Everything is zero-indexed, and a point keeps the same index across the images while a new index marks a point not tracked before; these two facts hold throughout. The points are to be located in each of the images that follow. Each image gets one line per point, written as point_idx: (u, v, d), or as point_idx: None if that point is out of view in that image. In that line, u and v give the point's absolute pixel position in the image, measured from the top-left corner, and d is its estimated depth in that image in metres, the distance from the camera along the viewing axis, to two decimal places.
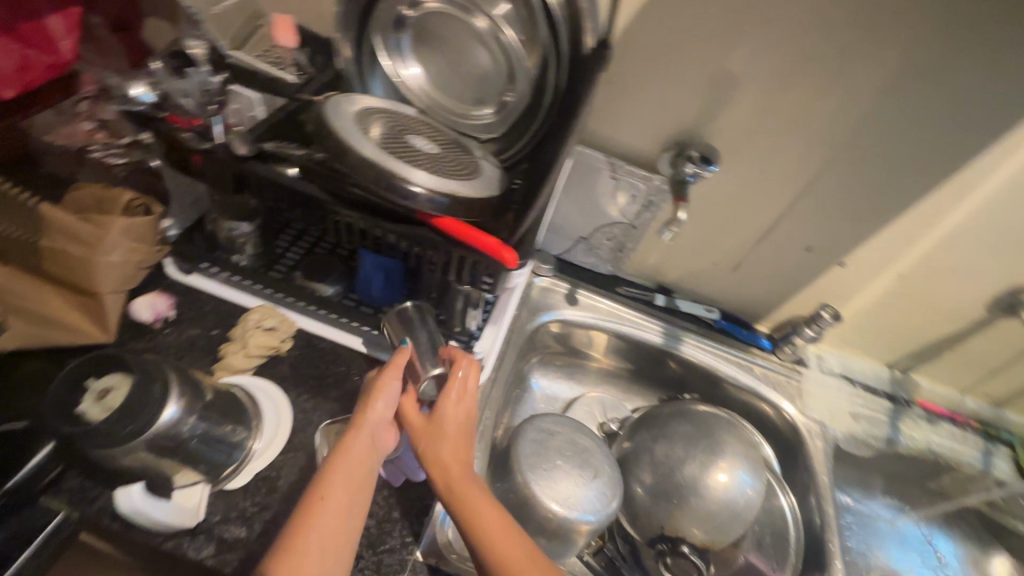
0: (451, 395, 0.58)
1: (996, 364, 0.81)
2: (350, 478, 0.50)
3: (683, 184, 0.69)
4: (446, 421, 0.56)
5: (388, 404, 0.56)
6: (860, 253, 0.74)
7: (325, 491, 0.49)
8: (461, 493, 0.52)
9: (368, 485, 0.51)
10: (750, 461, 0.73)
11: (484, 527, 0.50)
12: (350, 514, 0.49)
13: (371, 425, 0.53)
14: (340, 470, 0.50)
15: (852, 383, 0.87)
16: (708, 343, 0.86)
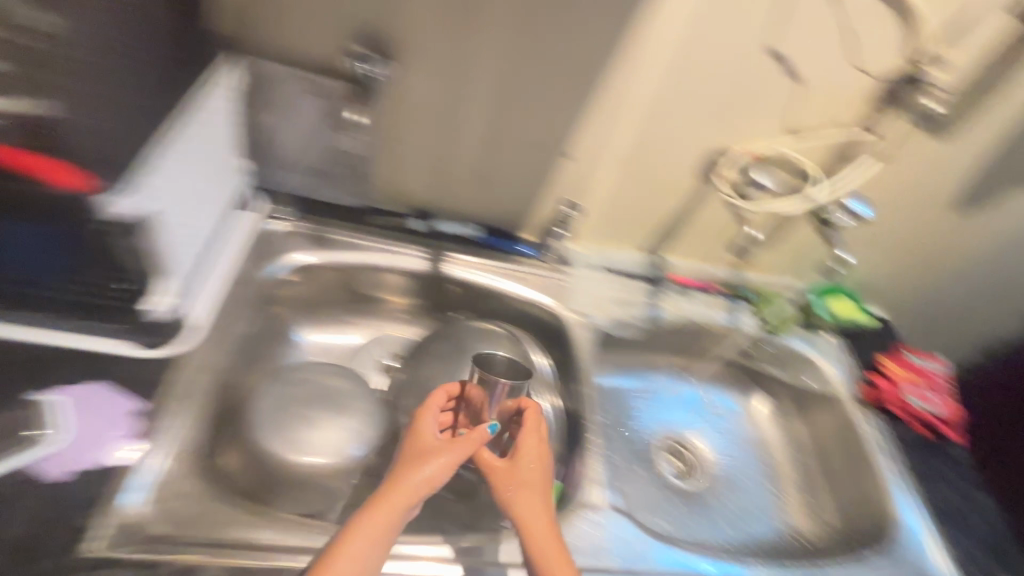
0: (528, 439, 0.64)
1: (723, 230, 0.89)
2: (384, 529, 0.54)
3: (360, 83, 0.70)
4: (524, 469, 0.62)
5: (430, 474, 0.58)
6: (577, 140, 0.76)
7: (347, 545, 0.52)
8: (529, 526, 0.57)
9: (387, 540, 0.54)
10: (503, 363, 0.73)
11: (535, 550, 0.56)
12: (377, 546, 0.53)
13: (447, 459, 0.59)
14: (363, 530, 0.53)
15: (613, 273, 0.92)
16: (472, 260, 0.85)
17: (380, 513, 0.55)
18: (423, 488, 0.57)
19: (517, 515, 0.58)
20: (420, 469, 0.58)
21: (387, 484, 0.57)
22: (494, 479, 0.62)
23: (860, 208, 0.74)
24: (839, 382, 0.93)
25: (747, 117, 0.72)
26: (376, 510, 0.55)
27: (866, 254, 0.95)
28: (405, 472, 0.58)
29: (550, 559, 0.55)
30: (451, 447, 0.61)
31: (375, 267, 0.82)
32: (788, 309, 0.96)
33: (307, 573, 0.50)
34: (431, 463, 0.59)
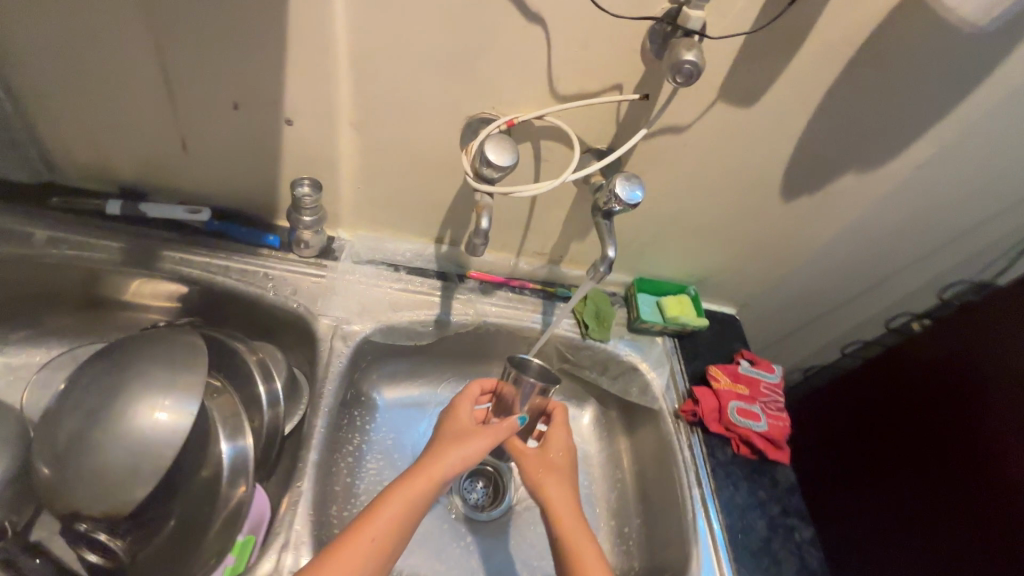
0: (558, 431, 0.71)
1: (522, 215, 0.74)
2: (416, 498, 0.56)
3: None
4: (555, 457, 0.68)
5: (479, 447, 0.62)
6: (292, 101, 0.58)
7: (376, 522, 0.54)
8: (557, 509, 0.62)
9: (420, 506, 0.57)
10: (168, 386, 0.55)
11: (565, 524, 0.61)
12: (410, 515, 0.56)
13: (448, 459, 0.60)
14: (407, 494, 0.56)
15: (393, 268, 0.77)
16: (197, 254, 0.69)
17: (410, 488, 0.57)
18: (426, 493, 0.57)
19: (548, 497, 0.64)
20: (443, 455, 0.60)
21: (424, 460, 0.60)
22: (527, 463, 0.67)
23: (632, 197, 0.57)
24: (660, 393, 0.81)
25: (499, 74, 0.56)
26: (416, 476, 0.58)
27: (700, 246, 0.81)
28: (444, 450, 0.61)
29: (578, 539, 0.59)
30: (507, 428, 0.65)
31: (49, 263, 0.63)
32: (610, 308, 0.84)
33: (373, 526, 0.54)
34: (478, 439, 0.62)
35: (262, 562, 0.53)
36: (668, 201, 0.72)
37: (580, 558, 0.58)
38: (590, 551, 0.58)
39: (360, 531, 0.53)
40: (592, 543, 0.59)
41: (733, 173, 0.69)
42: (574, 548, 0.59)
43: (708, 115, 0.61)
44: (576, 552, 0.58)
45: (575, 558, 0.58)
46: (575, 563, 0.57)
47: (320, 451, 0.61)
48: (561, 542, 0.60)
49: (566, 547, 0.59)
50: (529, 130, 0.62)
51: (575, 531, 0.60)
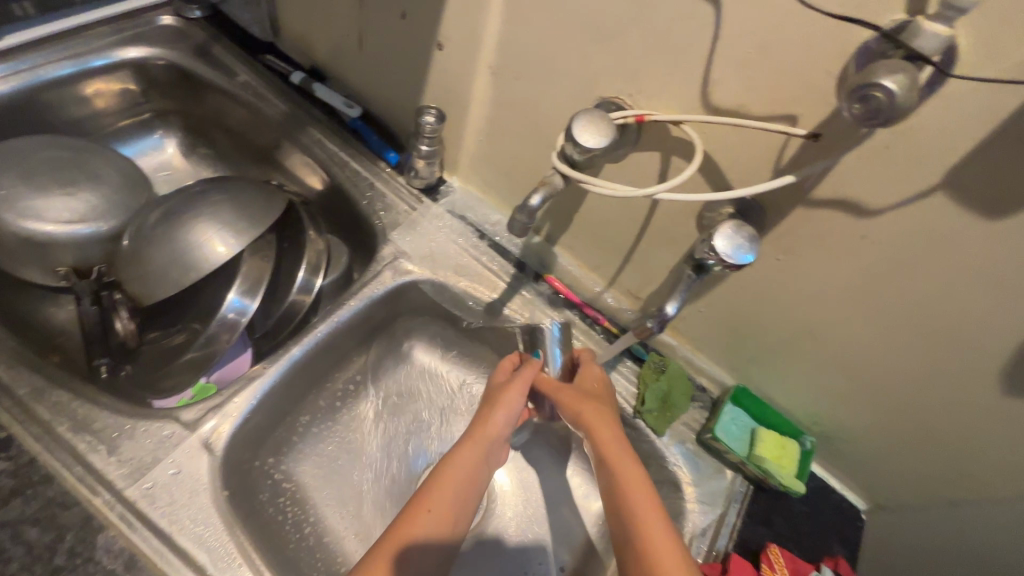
0: (589, 365, 0.62)
1: (625, 240, 0.62)
2: (470, 464, 0.55)
3: None
4: (586, 387, 0.60)
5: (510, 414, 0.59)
6: (447, 27, 0.58)
7: (437, 491, 0.53)
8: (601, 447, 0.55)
9: (477, 477, 0.55)
10: (228, 221, 0.61)
11: (613, 457, 0.53)
12: (465, 483, 0.54)
13: (492, 417, 0.59)
14: (460, 467, 0.55)
15: (478, 235, 0.72)
16: (331, 141, 0.74)
17: (461, 455, 0.56)
18: (474, 457, 0.56)
19: (587, 428, 0.56)
20: (489, 413, 0.59)
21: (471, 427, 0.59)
22: (561, 399, 0.59)
23: (739, 260, 0.42)
24: (689, 535, 0.61)
25: (645, 55, 0.46)
26: (466, 449, 0.56)
27: (842, 389, 0.58)
28: (486, 408, 0.60)
29: (628, 474, 0.52)
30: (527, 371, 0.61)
31: (236, 100, 0.76)
32: (685, 401, 0.66)
33: (436, 497, 0.52)
34: (514, 390, 0.60)
35: (189, 408, 0.53)
36: (815, 304, 0.53)
37: (634, 507, 0.49)
38: (636, 486, 0.51)
39: (420, 498, 0.52)
40: (642, 475, 0.52)
41: (930, 308, 0.46)
42: (619, 480, 0.52)
43: (916, 206, 0.41)
44: (625, 486, 0.51)
45: (624, 503, 0.50)
46: (627, 500, 0.50)
47: (304, 350, 0.61)
48: (613, 475, 0.52)
49: (617, 487, 0.51)
50: (661, 137, 0.50)
51: (625, 465, 0.52)
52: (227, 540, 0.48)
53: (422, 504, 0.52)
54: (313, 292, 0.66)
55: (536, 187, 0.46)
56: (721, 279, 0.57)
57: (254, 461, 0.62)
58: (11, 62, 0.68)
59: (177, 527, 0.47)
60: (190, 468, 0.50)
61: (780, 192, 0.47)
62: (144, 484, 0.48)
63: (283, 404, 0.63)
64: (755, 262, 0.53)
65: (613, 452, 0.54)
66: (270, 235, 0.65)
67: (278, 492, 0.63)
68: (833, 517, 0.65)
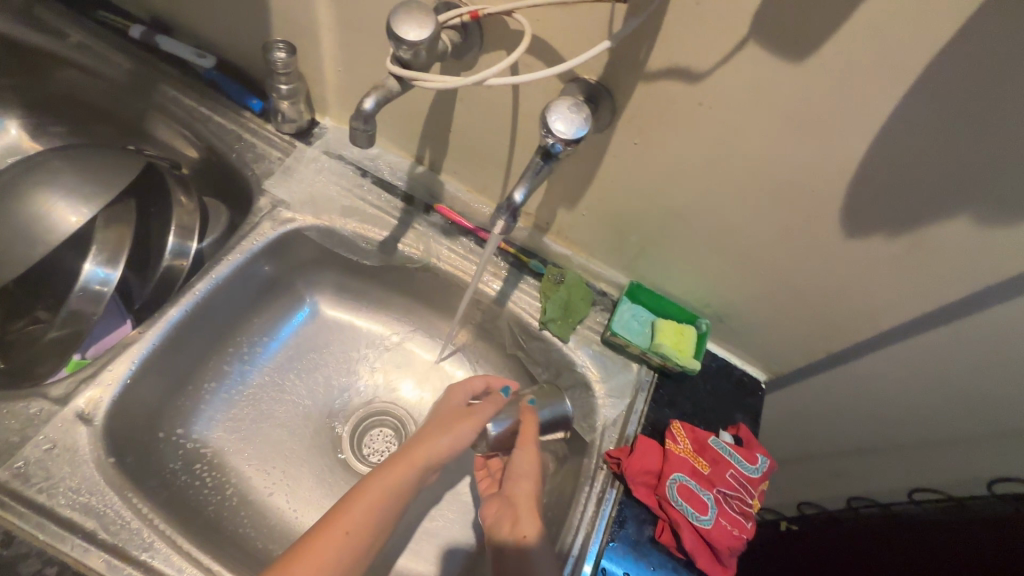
0: (526, 442, 0.60)
1: (500, 153, 0.62)
2: (397, 491, 0.49)
3: None
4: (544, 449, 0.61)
5: (451, 443, 0.54)
6: None
7: (355, 507, 0.47)
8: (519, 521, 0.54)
9: (401, 499, 0.49)
10: (74, 189, 0.56)
11: (526, 534, 0.53)
12: (389, 504, 0.48)
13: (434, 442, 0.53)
14: (385, 485, 0.49)
15: (361, 174, 0.70)
16: (188, 96, 0.70)
17: (394, 475, 0.50)
18: (406, 482, 0.50)
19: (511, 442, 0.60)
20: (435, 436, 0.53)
21: (411, 443, 0.53)
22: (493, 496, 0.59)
23: (575, 135, 0.43)
24: (601, 426, 0.64)
25: None
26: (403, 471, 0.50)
27: (720, 266, 0.61)
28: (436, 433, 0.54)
29: (522, 472, 0.58)
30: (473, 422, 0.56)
31: (72, 64, 0.69)
32: (585, 306, 0.68)
33: (351, 520, 0.46)
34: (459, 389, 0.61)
35: (57, 383, 0.50)
36: (678, 184, 0.54)
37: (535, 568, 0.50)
38: (524, 481, 0.58)
39: (335, 520, 0.46)
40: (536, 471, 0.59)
41: (771, 165, 0.48)
42: (511, 474, 0.58)
43: (736, 60, 0.42)
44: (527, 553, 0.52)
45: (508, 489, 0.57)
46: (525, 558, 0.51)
47: (184, 312, 0.58)
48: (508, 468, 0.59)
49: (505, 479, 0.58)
50: (500, 32, 0.49)
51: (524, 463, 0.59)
52: (118, 506, 0.46)
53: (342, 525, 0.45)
54: (190, 255, 0.63)
55: (369, 92, 0.44)
56: (593, 176, 0.58)
57: (158, 433, 0.60)
58: None
59: (58, 499, 0.45)
60: (67, 441, 0.48)
61: (619, 71, 0.47)
62: (16, 463, 0.46)
63: (177, 370, 0.61)
64: (617, 150, 0.54)
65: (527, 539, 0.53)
66: (130, 200, 0.61)
67: (191, 461, 0.61)
68: (736, 391, 0.70)
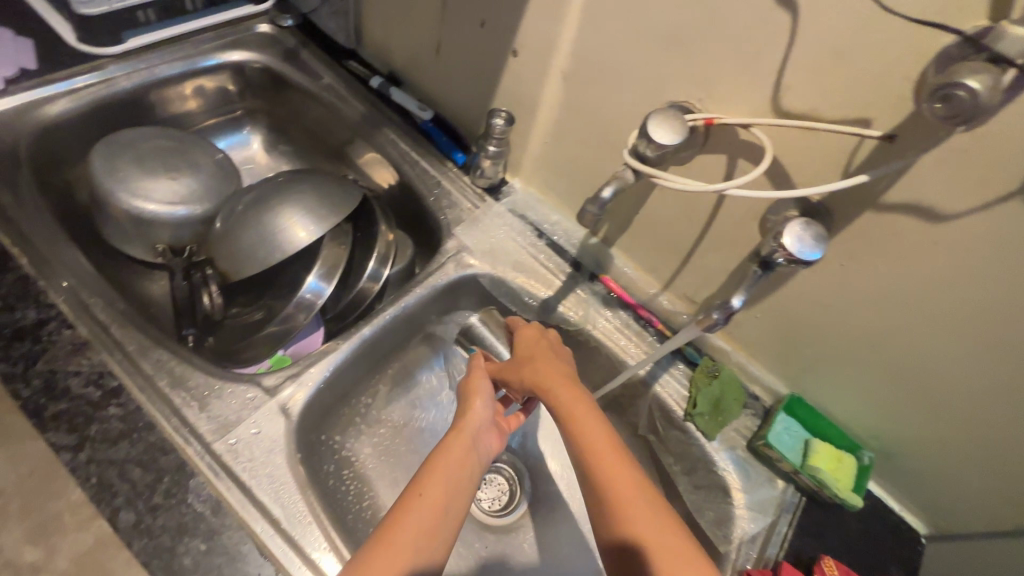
0: (524, 334, 0.62)
1: (685, 243, 0.64)
2: (416, 529, 0.45)
3: None
4: (538, 360, 0.58)
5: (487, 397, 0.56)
6: (524, 35, 0.62)
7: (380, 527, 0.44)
8: (574, 421, 0.51)
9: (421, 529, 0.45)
10: (311, 208, 0.66)
11: (582, 430, 0.50)
12: (418, 539, 0.44)
13: (436, 462, 0.49)
14: (404, 533, 0.44)
15: (537, 234, 0.75)
16: (404, 141, 0.79)
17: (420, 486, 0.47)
18: (425, 520, 0.45)
19: (553, 403, 0.53)
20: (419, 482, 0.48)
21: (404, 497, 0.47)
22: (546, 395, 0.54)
23: (807, 256, 0.43)
24: (738, 539, 0.61)
25: (718, 61, 0.49)
26: (447, 459, 0.50)
27: (906, 402, 0.57)
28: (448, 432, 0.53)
29: (595, 441, 0.49)
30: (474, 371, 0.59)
31: (320, 101, 0.82)
32: (736, 407, 0.66)
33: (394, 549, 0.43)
34: (478, 399, 0.56)
35: (270, 375, 0.57)
36: (881, 312, 0.52)
37: (608, 472, 0.47)
38: (615, 462, 0.47)
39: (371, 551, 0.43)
40: (602, 432, 0.50)
41: (1003, 319, 0.46)
42: (572, 425, 0.51)
43: (995, 211, 0.41)
44: (599, 460, 0.48)
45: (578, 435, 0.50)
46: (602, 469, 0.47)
47: (372, 330, 0.65)
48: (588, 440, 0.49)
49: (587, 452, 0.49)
50: (729, 140, 0.52)
51: (594, 428, 0.50)
52: (299, 499, 0.51)
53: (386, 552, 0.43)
54: (381, 280, 0.70)
55: (608, 182, 0.48)
56: (780, 284, 0.58)
57: (322, 436, 0.66)
58: (135, 62, 0.75)
59: (256, 481, 0.51)
60: (269, 429, 0.54)
61: (849, 195, 0.48)
62: (229, 439, 0.52)
63: (351, 381, 0.67)
64: (818, 266, 0.54)
65: (595, 441, 0.49)
66: (346, 225, 0.70)
67: (341, 465, 0.67)
68: (890, 538, 0.63)
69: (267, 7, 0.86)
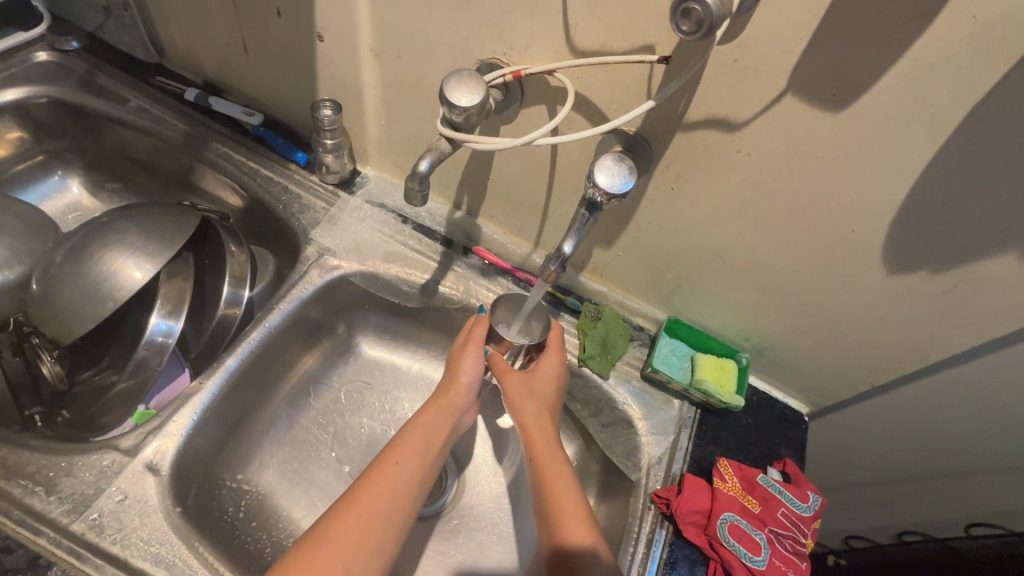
0: (550, 354, 0.62)
1: (538, 198, 0.64)
2: (355, 541, 0.46)
3: None
4: (539, 383, 0.60)
5: (471, 377, 0.61)
6: (323, 18, 0.58)
7: (318, 548, 0.45)
8: (538, 443, 0.57)
9: (365, 535, 0.47)
10: (139, 248, 0.60)
11: (543, 454, 0.56)
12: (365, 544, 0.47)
13: (410, 443, 0.55)
14: (345, 540, 0.46)
15: (401, 220, 0.73)
16: (237, 153, 0.74)
17: (375, 491, 0.50)
18: (378, 522, 0.48)
19: (524, 423, 0.58)
20: (380, 480, 0.51)
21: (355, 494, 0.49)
22: (524, 411, 0.59)
23: (621, 188, 0.45)
24: (645, 464, 0.64)
25: (507, 12, 0.48)
26: (399, 478, 0.51)
27: (760, 302, 0.61)
28: (425, 412, 0.59)
29: (557, 474, 0.55)
30: (471, 359, 0.62)
31: (131, 126, 0.74)
32: (623, 342, 0.69)
33: (358, 521, 0.48)
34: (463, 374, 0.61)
35: (127, 435, 0.52)
36: (716, 225, 0.55)
37: (559, 494, 0.53)
38: (570, 493, 0.54)
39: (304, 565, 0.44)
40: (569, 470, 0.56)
41: (810, 209, 0.50)
42: (539, 447, 0.57)
43: (774, 112, 0.44)
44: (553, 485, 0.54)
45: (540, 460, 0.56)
46: (553, 494, 0.53)
47: (239, 359, 0.61)
48: (538, 467, 0.56)
49: (540, 479, 0.55)
50: (541, 90, 0.52)
51: (552, 461, 0.56)
52: (185, 554, 0.48)
53: (348, 527, 0.47)
54: (243, 303, 0.66)
55: (424, 155, 0.47)
56: (628, 219, 0.60)
57: (217, 480, 0.62)
58: None
59: (130, 550, 0.47)
60: (137, 491, 0.50)
61: (657, 122, 0.49)
62: (90, 516, 0.48)
63: (230, 417, 0.63)
64: (653, 194, 0.56)
65: (554, 470, 0.55)
66: (188, 253, 0.65)
67: (245, 504, 0.63)
68: (779, 424, 0.69)
69: (42, 31, 0.76)
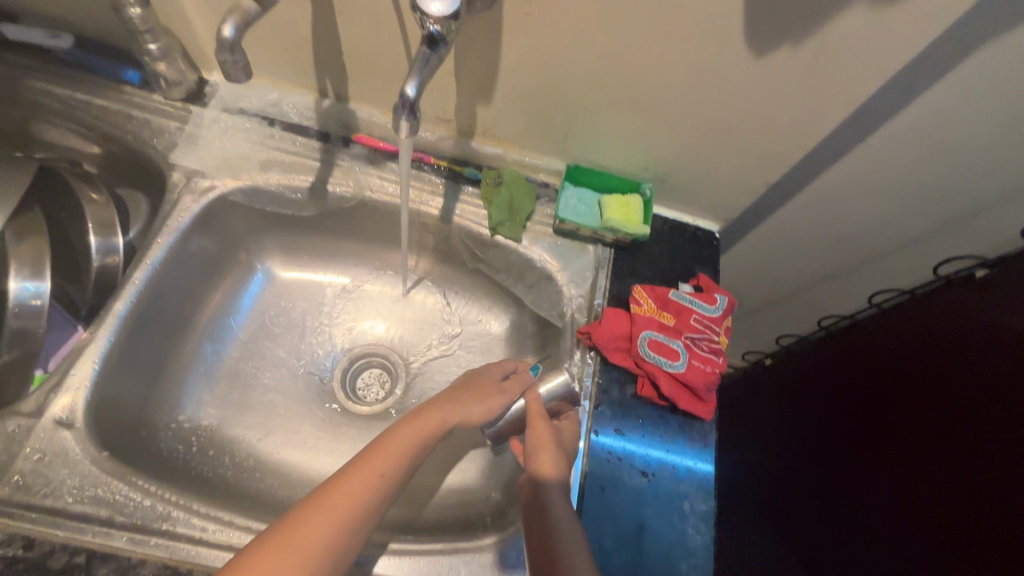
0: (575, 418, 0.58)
1: (400, 62, 0.58)
2: (323, 543, 0.43)
3: None
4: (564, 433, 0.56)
5: (486, 409, 0.56)
6: None
7: (285, 543, 0.42)
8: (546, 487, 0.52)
9: (336, 530, 0.44)
10: None
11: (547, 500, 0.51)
12: (332, 540, 0.43)
13: (403, 440, 0.51)
14: (313, 537, 0.43)
15: (267, 124, 0.67)
16: (56, 85, 0.64)
17: (352, 483, 0.46)
18: (347, 519, 0.45)
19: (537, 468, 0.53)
20: (360, 472, 0.47)
21: (333, 483, 0.46)
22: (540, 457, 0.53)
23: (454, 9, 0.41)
24: (569, 310, 0.66)
25: None
26: (378, 471, 0.48)
27: (648, 124, 0.60)
28: (422, 411, 0.54)
29: (558, 526, 0.49)
30: (497, 392, 0.57)
31: None
32: (530, 202, 0.68)
33: (331, 517, 0.44)
34: (480, 404, 0.56)
35: (27, 399, 0.50)
36: (583, 46, 0.52)
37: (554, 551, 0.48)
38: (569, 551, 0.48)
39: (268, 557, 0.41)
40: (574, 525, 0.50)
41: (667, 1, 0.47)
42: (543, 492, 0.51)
43: None
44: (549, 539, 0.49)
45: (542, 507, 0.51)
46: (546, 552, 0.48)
47: (131, 303, 0.58)
48: (537, 512, 0.50)
49: (538, 531, 0.49)
50: None
51: (557, 515, 0.50)
52: (124, 490, 0.48)
53: (319, 519, 0.44)
54: (120, 250, 0.62)
55: (228, 19, 0.42)
56: (497, 64, 0.56)
57: (155, 425, 0.61)
58: None
59: (65, 499, 0.47)
60: (55, 447, 0.49)
61: None
62: (13, 479, 0.47)
63: (146, 364, 0.61)
64: (512, 25, 0.52)
65: (554, 522, 0.49)
66: (36, 208, 0.59)
67: (194, 441, 0.63)
68: (691, 245, 0.72)
69: None
